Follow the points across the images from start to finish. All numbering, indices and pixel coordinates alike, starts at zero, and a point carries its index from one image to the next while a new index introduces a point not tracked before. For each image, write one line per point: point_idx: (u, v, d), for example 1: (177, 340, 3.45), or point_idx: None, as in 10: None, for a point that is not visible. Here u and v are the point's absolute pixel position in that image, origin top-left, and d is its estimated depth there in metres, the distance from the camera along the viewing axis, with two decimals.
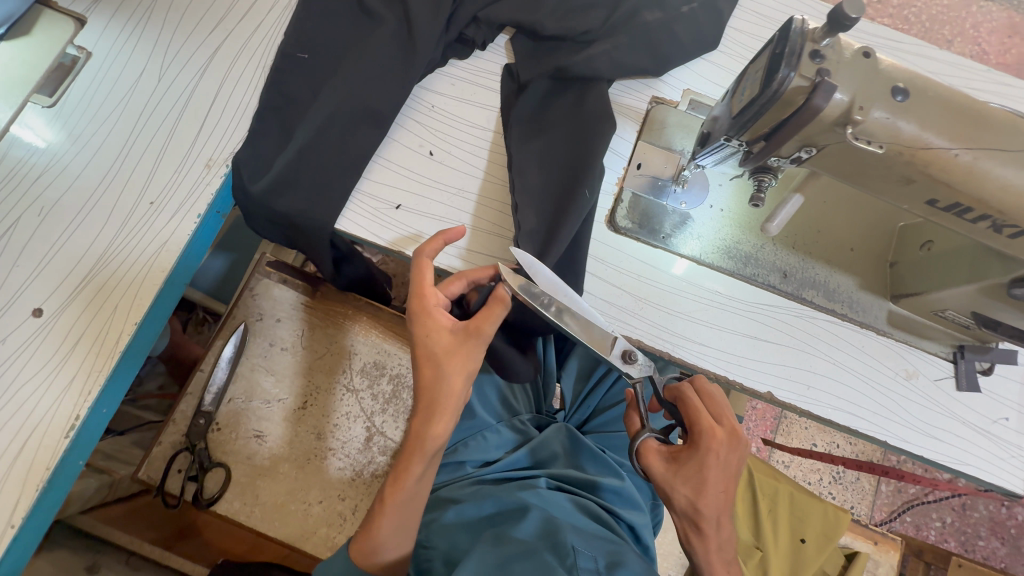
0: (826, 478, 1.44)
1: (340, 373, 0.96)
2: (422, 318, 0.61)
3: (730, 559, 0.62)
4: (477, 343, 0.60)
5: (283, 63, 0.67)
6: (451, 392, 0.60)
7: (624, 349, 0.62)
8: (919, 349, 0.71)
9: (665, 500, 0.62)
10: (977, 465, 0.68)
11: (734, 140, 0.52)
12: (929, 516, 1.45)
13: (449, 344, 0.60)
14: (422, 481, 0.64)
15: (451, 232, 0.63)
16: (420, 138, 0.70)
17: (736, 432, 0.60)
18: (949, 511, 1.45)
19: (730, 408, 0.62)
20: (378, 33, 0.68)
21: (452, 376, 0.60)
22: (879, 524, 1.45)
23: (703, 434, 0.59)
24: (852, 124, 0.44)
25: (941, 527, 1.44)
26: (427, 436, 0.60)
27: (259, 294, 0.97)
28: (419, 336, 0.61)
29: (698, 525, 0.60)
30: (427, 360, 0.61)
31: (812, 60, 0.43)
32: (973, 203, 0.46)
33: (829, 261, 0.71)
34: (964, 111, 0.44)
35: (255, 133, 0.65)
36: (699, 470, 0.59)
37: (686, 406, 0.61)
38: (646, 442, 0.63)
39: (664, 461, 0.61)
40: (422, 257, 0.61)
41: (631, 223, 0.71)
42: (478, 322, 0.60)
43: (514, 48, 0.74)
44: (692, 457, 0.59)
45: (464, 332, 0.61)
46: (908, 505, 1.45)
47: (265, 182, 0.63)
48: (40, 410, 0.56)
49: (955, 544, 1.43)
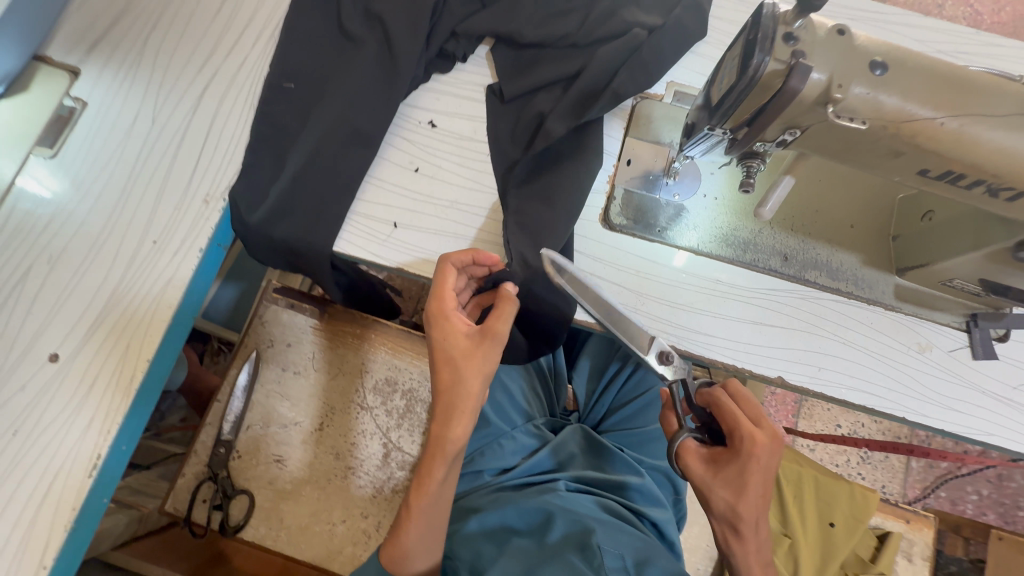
0: (854, 459, 1.42)
1: (354, 392, 0.97)
2: (440, 321, 0.61)
3: (767, 560, 0.61)
4: (493, 344, 0.61)
5: (271, 95, 0.68)
6: (470, 394, 0.60)
7: (660, 349, 0.61)
8: (930, 321, 0.70)
9: (704, 502, 0.61)
10: (1003, 436, 0.67)
11: (717, 129, 0.51)
12: (964, 490, 1.41)
13: (466, 346, 0.61)
14: (444, 487, 0.65)
15: (483, 254, 0.63)
16: (409, 155, 0.71)
17: (778, 437, 0.59)
18: (985, 484, 1.42)
19: (767, 412, 0.61)
20: (360, 57, 0.69)
21: (470, 378, 0.60)
22: (913, 502, 1.42)
23: (743, 437, 0.58)
24: (832, 103, 0.44)
25: (978, 500, 1.41)
26: (446, 440, 0.61)
27: (269, 320, 0.99)
28: (437, 339, 0.62)
29: (738, 527, 0.59)
30: (445, 361, 0.61)
31: (786, 43, 0.43)
32: (966, 169, 0.46)
33: (830, 240, 0.70)
34: (945, 79, 0.44)
35: (248, 165, 0.67)
36: (740, 474, 0.57)
37: (722, 410, 0.60)
38: (686, 445, 0.61)
39: (704, 465, 0.60)
40: (445, 262, 0.62)
41: (625, 220, 0.71)
42: (492, 323, 0.61)
43: (493, 58, 0.75)
44: (733, 461, 0.58)
45: (481, 334, 0.61)
46: (941, 480, 1.42)
47: (262, 212, 0.65)
48: (63, 451, 0.57)
49: (994, 516, 1.40)
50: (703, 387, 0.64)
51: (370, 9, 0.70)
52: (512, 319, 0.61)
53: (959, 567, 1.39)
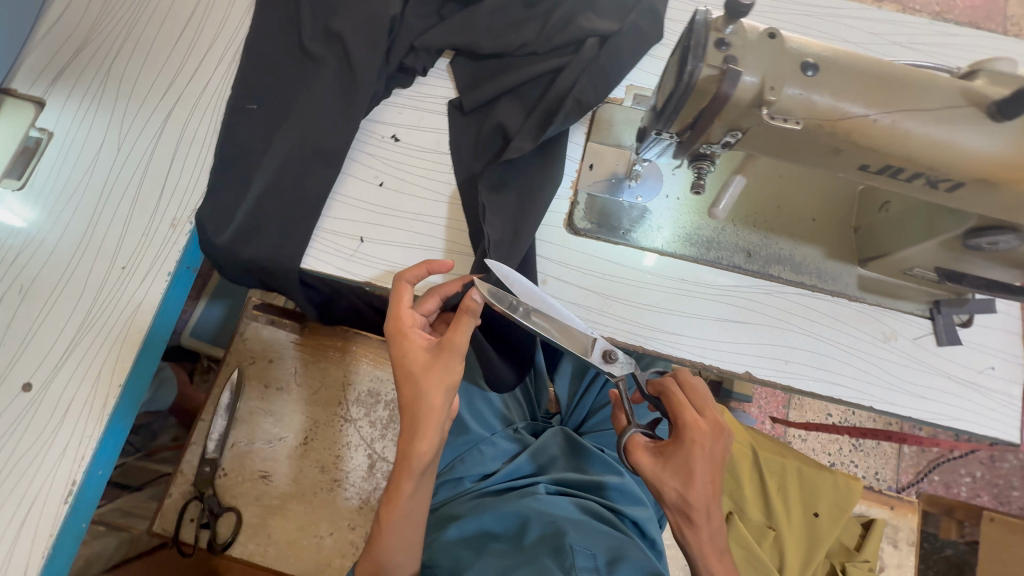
0: (847, 447, 1.42)
1: (337, 405, 0.98)
2: (399, 339, 0.62)
3: (723, 548, 0.62)
4: (453, 356, 0.61)
5: (234, 116, 0.69)
6: (431, 408, 0.60)
7: (604, 350, 0.64)
8: (894, 309, 0.71)
9: (656, 494, 0.62)
10: (970, 420, 0.67)
11: (664, 133, 0.52)
12: (958, 473, 1.42)
13: (426, 360, 0.61)
14: (416, 500, 0.65)
15: (435, 261, 0.64)
16: (374, 170, 0.72)
17: (720, 422, 0.61)
18: (978, 466, 1.42)
19: (712, 399, 0.63)
20: (321, 75, 0.70)
21: (430, 393, 0.60)
22: (907, 488, 1.42)
23: (687, 425, 0.59)
24: (766, 105, 0.45)
25: (971, 482, 1.41)
26: (412, 455, 0.61)
27: (249, 337, 1.00)
28: (398, 357, 0.62)
29: (689, 515, 0.60)
30: (405, 378, 0.62)
31: (718, 49, 0.44)
32: (903, 162, 0.47)
33: (792, 235, 0.71)
34: (875, 77, 0.45)
35: (213, 188, 0.68)
36: (686, 462, 0.59)
37: (668, 399, 0.62)
38: (633, 439, 0.63)
39: (653, 456, 0.61)
40: (399, 279, 0.63)
41: (589, 224, 0.72)
42: (449, 335, 0.60)
43: (454, 71, 0.76)
44: (679, 450, 0.59)
45: (438, 348, 0.61)
46: (934, 464, 1.42)
47: (229, 233, 0.66)
48: (39, 478, 0.58)
49: (988, 498, 1.40)
50: (653, 380, 0.67)
51: (330, 27, 0.71)
52: (470, 330, 0.60)
53: (956, 549, 1.39)
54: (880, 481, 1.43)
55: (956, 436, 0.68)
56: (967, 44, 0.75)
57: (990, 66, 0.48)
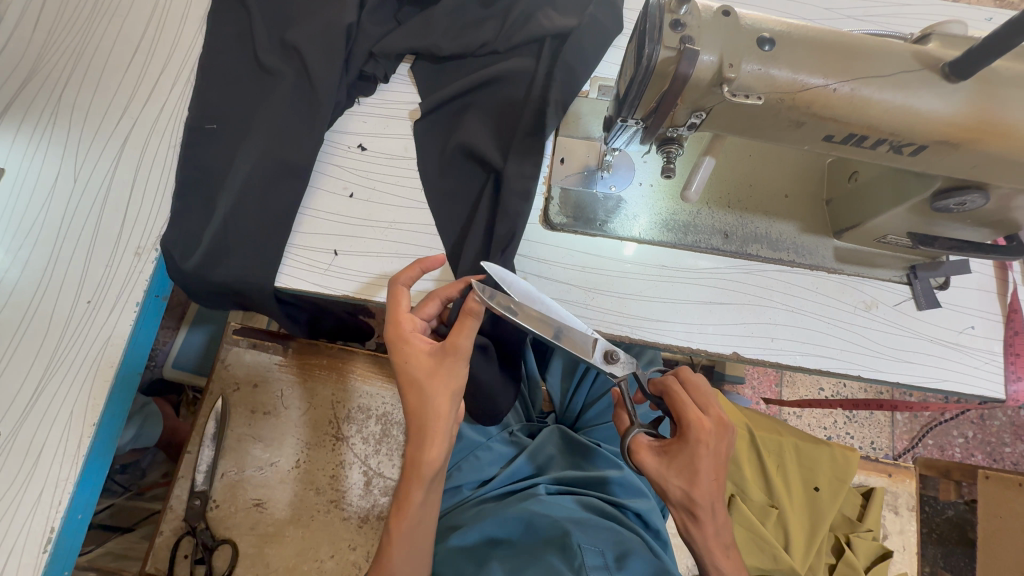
0: (841, 420, 1.44)
1: (327, 424, 0.96)
2: (400, 345, 0.60)
3: (728, 543, 0.61)
4: (457, 360, 0.58)
5: (193, 138, 0.68)
6: (438, 413, 0.58)
7: (605, 350, 0.62)
8: (872, 278, 0.71)
9: (661, 494, 0.61)
10: (955, 381, 0.68)
11: (629, 120, 0.52)
12: (950, 434, 1.44)
13: (429, 366, 0.59)
14: (426, 508, 0.62)
15: (427, 260, 0.62)
16: (342, 181, 0.70)
17: (723, 419, 0.60)
18: (969, 426, 1.45)
19: (714, 396, 0.61)
20: (279, 89, 0.69)
21: (436, 398, 0.58)
22: (903, 454, 1.44)
23: (690, 424, 0.58)
24: (727, 83, 0.45)
25: (964, 443, 1.44)
26: (422, 462, 0.58)
27: (231, 362, 0.97)
28: (399, 364, 0.60)
29: (694, 513, 0.59)
30: (409, 384, 0.59)
31: (674, 30, 0.44)
32: (866, 130, 0.47)
33: (767, 213, 0.72)
34: (832, 47, 0.45)
35: (177, 212, 0.66)
36: (691, 461, 0.58)
37: (671, 398, 0.61)
38: (639, 440, 0.62)
39: (656, 456, 0.61)
40: (395, 284, 0.61)
41: (565, 218, 0.71)
42: (453, 339, 0.57)
43: (415, 75, 0.75)
44: (683, 449, 0.58)
45: (442, 352, 0.58)
46: (927, 428, 1.44)
47: (197, 257, 0.64)
48: (14, 529, 0.56)
49: (982, 456, 1.43)
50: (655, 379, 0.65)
51: (285, 40, 0.70)
52: (475, 332, 0.57)
53: (956, 510, 1.41)
54: (877, 450, 1.45)
55: (944, 398, 0.69)
56: (920, 12, 0.76)
57: (941, 29, 0.49)
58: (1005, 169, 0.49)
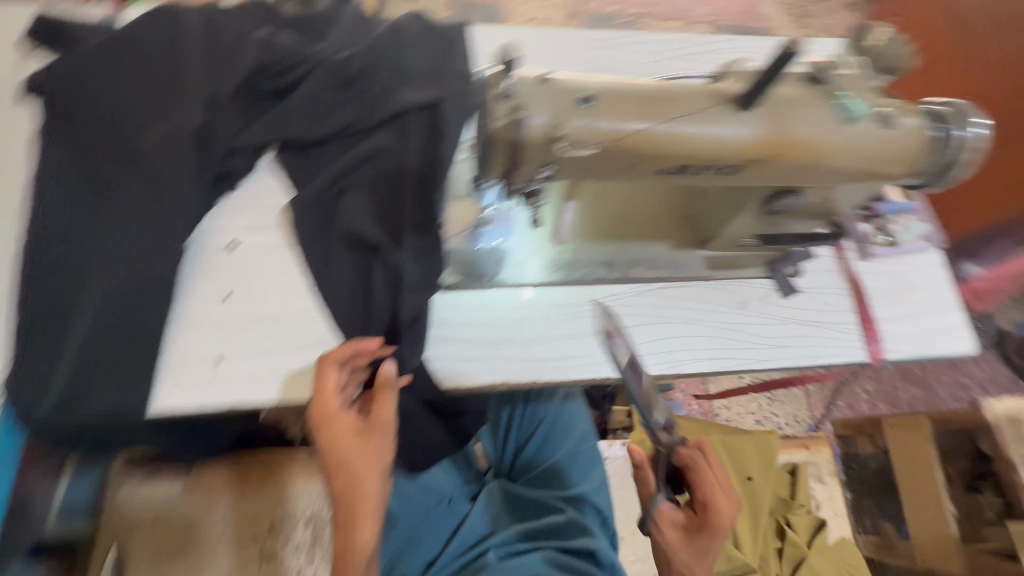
0: (763, 403, 1.55)
1: (251, 546, 0.82)
2: (327, 425, 0.61)
3: None
4: (384, 434, 0.63)
5: (34, 269, 0.62)
6: (368, 494, 0.60)
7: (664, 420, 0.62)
8: (741, 278, 0.79)
9: (662, 562, 0.63)
10: (827, 355, 0.76)
11: (488, 180, 0.55)
12: (853, 394, 1.61)
13: (356, 445, 0.61)
14: None
15: (364, 342, 0.63)
16: (216, 283, 0.67)
17: (735, 497, 0.63)
18: (865, 382, 1.62)
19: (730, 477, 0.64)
20: (130, 200, 0.65)
21: (366, 477, 0.60)
22: (822, 421, 1.58)
23: (713, 511, 0.60)
24: (561, 140, 0.49)
25: (865, 398, 1.61)
26: (354, 550, 0.58)
27: (119, 501, 0.81)
28: (326, 446, 0.61)
29: None
30: (337, 467, 0.60)
31: (503, 101, 0.48)
32: (691, 160, 0.54)
33: (644, 236, 0.77)
34: (643, 97, 0.52)
35: (20, 355, 0.58)
36: (706, 546, 0.60)
37: (698, 478, 0.62)
38: (661, 509, 0.63)
39: (673, 531, 0.62)
40: (327, 364, 0.62)
41: (456, 278, 0.73)
42: (380, 413, 0.63)
43: (282, 162, 0.74)
44: (702, 532, 0.61)
45: (369, 429, 0.62)
46: (834, 393, 1.60)
47: (51, 401, 0.57)
48: None
49: (881, 407, 1.60)
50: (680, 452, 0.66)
51: (131, 148, 0.67)
52: (396, 405, 0.64)
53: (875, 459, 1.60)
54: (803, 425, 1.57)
55: (823, 371, 0.77)
56: (723, 45, 0.91)
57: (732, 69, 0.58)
58: (808, 173, 0.58)
